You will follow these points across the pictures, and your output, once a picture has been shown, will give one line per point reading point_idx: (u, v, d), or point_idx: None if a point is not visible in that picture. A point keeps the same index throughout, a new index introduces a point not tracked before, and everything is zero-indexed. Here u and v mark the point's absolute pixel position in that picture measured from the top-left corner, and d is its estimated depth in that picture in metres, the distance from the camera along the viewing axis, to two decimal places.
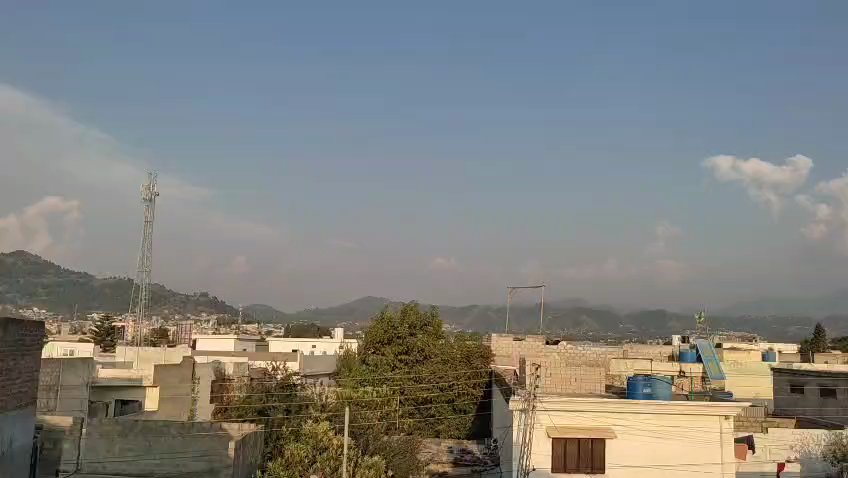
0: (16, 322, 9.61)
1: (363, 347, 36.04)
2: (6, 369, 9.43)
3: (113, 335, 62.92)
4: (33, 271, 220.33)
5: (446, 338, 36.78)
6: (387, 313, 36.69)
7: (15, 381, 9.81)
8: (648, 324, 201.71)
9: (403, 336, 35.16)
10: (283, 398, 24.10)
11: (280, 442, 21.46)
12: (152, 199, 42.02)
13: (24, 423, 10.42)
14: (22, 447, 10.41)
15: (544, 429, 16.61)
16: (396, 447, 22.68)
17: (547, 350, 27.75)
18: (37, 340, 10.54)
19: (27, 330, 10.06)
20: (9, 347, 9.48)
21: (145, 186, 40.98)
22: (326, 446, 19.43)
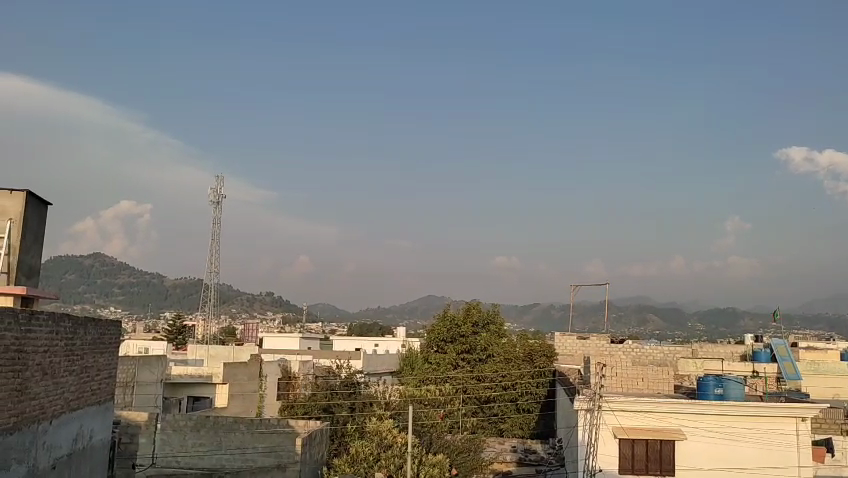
0: (95, 321, 10.05)
1: (426, 346, 36.19)
2: (86, 366, 9.87)
3: (185, 335, 65.00)
4: (109, 274, 229.99)
5: (509, 337, 36.53)
6: (450, 311, 36.68)
7: (95, 378, 10.27)
8: (719, 323, 195.14)
9: (466, 335, 35.10)
10: (347, 396, 24.54)
11: (345, 440, 21.77)
12: (220, 201, 43.31)
13: (103, 419, 10.90)
14: (101, 441, 10.88)
15: (610, 429, 16.28)
16: (460, 446, 22.64)
17: (612, 349, 27.30)
18: (115, 340, 11.01)
19: (106, 329, 10.54)
20: (89, 346, 9.93)
21: (213, 190, 42.34)
22: (390, 444, 19.55)
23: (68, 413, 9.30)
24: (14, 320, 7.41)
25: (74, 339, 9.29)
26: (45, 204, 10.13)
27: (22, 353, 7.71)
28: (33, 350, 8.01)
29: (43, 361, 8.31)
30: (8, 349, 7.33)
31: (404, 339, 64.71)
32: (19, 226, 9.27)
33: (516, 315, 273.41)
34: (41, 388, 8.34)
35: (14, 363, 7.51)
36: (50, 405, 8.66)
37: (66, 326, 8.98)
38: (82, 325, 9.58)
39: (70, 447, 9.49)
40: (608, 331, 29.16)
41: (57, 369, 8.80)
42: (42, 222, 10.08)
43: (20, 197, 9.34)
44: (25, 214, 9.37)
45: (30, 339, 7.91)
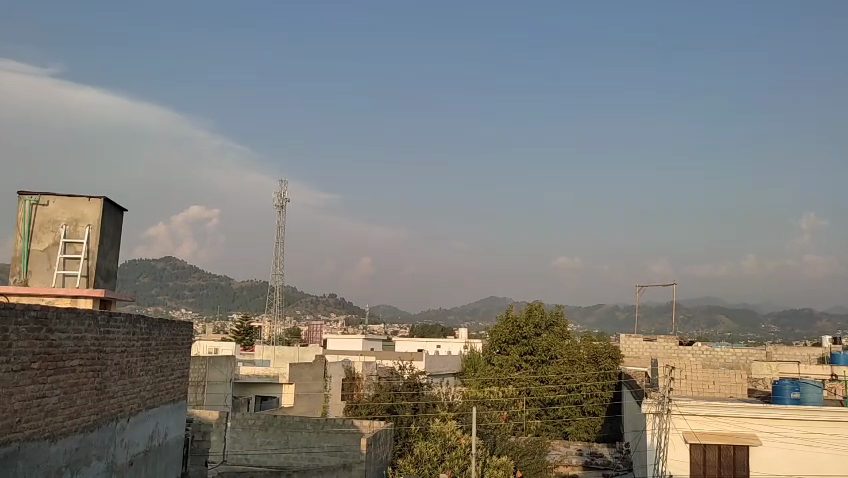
0: (168, 323, 10.39)
1: (488, 347, 35.82)
2: (160, 366, 10.22)
3: (252, 336, 66.61)
4: (180, 277, 237.95)
5: (573, 338, 35.88)
6: (512, 312, 36.29)
7: (169, 378, 10.62)
8: (794, 324, 187.27)
9: (529, 336, 34.57)
10: (410, 397, 24.65)
11: (409, 440, 21.88)
12: (283, 206, 44.28)
13: (177, 417, 11.26)
14: (175, 439, 11.24)
15: (680, 434, 15.82)
16: (525, 448, 22.49)
17: (680, 351, 26.57)
18: (187, 340, 11.36)
19: (178, 330, 10.88)
20: (163, 346, 10.28)
21: (277, 194, 43.36)
22: (453, 445, 19.53)
23: (144, 411, 9.65)
24: (93, 322, 7.74)
25: (149, 340, 9.64)
26: (121, 210, 10.54)
27: (101, 353, 8.03)
28: (111, 350, 8.35)
29: (120, 361, 8.65)
30: (88, 349, 7.66)
31: (466, 340, 64.48)
32: (97, 232, 9.69)
33: (579, 316, 269.23)
34: (119, 387, 8.68)
35: (94, 362, 7.83)
36: (127, 403, 8.99)
37: (142, 328, 9.34)
38: (157, 326, 9.92)
39: (145, 444, 9.83)
40: (675, 332, 28.40)
41: (133, 369, 9.15)
42: (117, 228, 10.49)
43: (98, 204, 9.75)
44: (102, 220, 9.77)
45: (109, 339, 8.24)
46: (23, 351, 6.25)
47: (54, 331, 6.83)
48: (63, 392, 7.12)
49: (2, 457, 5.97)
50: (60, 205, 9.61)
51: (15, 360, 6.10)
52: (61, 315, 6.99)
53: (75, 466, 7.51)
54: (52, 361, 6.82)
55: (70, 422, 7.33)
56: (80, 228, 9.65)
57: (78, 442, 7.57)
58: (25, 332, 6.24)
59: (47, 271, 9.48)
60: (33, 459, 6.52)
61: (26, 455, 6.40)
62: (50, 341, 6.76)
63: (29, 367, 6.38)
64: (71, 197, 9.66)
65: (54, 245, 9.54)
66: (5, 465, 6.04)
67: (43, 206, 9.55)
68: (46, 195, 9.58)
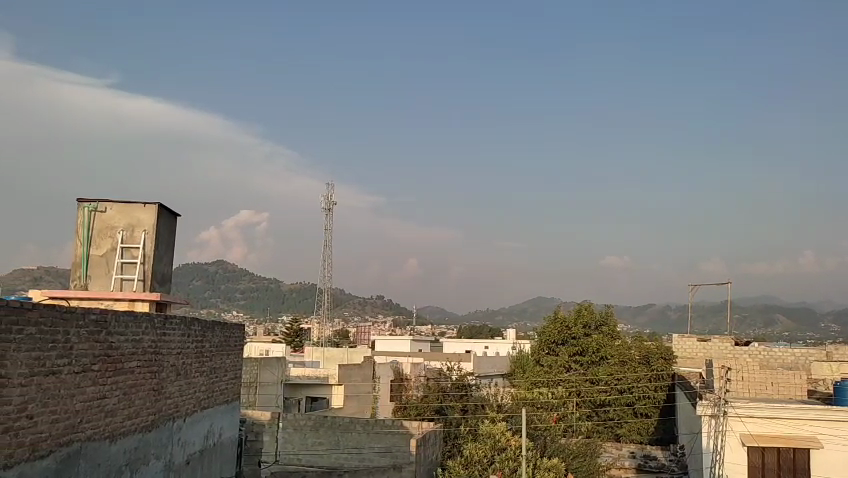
0: (221, 325, 10.62)
1: (537, 348, 35.41)
2: (215, 367, 10.45)
3: (302, 338, 67.42)
4: (231, 280, 242.79)
5: (624, 339, 35.22)
6: (560, 313, 35.81)
7: (222, 379, 10.85)
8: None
9: (578, 337, 34.02)
10: (459, 398, 24.64)
11: (459, 442, 21.84)
12: (331, 208, 44.73)
13: (231, 417, 11.48)
14: (229, 439, 11.46)
15: (737, 437, 15.39)
16: (576, 450, 22.27)
17: (737, 352, 25.87)
18: (239, 342, 11.59)
19: (231, 332, 11.11)
20: (216, 348, 10.50)
21: (325, 197, 43.85)
22: (503, 447, 19.40)
23: (199, 412, 9.88)
24: (150, 324, 7.96)
25: (203, 341, 9.86)
26: (175, 215, 10.77)
27: (158, 355, 8.26)
28: (168, 352, 8.57)
29: (176, 363, 8.89)
30: (145, 351, 7.87)
31: (515, 341, 63.83)
32: (152, 237, 9.95)
33: (630, 317, 264.50)
34: (175, 388, 8.90)
35: (151, 363, 8.04)
36: (184, 403, 9.22)
37: (196, 330, 9.55)
38: (211, 329, 10.15)
39: (201, 443, 10.06)
40: (730, 333, 27.64)
41: (189, 370, 9.38)
42: (171, 232, 10.74)
43: (153, 210, 9.99)
44: (157, 226, 10.02)
45: (165, 341, 8.46)
46: (84, 352, 6.47)
47: (113, 333, 7.04)
48: (123, 393, 7.35)
49: (66, 455, 6.19)
50: (117, 211, 9.90)
51: (76, 361, 6.31)
52: (120, 318, 7.20)
53: (135, 464, 7.73)
54: (112, 363, 7.04)
55: (129, 422, 7.54)
56: (136, 233, 9.91)
57: (137, 442, 7.79)
58: (86, 334, 6.46)
59: (105, 276, 9.83)
60: (94, 458, 6.73)
61: (88, 454, 6.62)
62: (110, 343, 6.98)
63: (91, 369, 6.60)
64: (128, 203, 9.93)
65: (112, 250, 9.85)
66: (68, 463, 6.26)
67: (101, 213, 9.86)
68: (104, 202, 9.87)
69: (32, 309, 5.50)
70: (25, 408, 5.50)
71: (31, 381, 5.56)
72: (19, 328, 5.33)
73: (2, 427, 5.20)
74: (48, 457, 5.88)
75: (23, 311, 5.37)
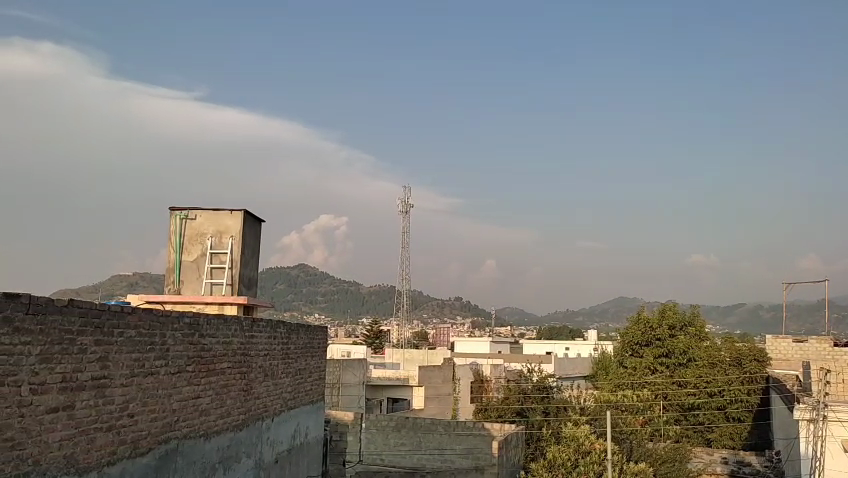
0: (305, 327, 10.88)
1: (619, 350, 34.46)
2: (300, 368, 10.73)
3: (382, 340, 68.18)
4: (312, 283, 248.55)
5: (712, 340, 33.91)
6: (644, 313, 34.68)
7: (307, 380, 11.11)
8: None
9: (663, 338, 32.85)
10: (540, 400, 24.42)
11: (541, 444, 21.59)
12: (407, 211, 45.14)
13: (316, 417, 11.74)
14: (315, 438, 11.73)
15: (839, 443, 14.51)
16: (664, 455, 21.62)
17: (838, 356, 24.45)
18: (322, 344, 11.84)
19: (314, 334, 11.38)
20: (301, 349, 10.77)
21: (402, 200, 44.34)
22: (587, 450, 19.09)
23: (286, 411, 10.15)
24: (239, 326, 8.25)
25: (288, 343, 10.13)
26: (260, 221, 11.12)
27: (246, 356, 8.54)
28: (256, 353, 8.86)
29: (264, 364, 9.17)
30: (235, 353, 8.16)
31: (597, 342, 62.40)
32: (239, 243, 10.29)
33: (719, 317, 254.19)
34: (263, 388, 9.19)
35: (241, 364, 8.34)
36: (272, 404, 9.51)
37: (282, 332, 9.84)
38: (295, 330, 10.42)
39: (289, 443, 10.33)
40: (829, 333, 26.07)
41: (276, 371, 9.66)
42: (256, 238, 11.09)
43: (239, 216, 10.33)
44: (243, 232, 10.36)
45: (253, 343, 8.75)
46: (180, 354, 6.78)
47: (205, 335, 7.33)
48: (215, 393, 7.64)
49: (164, 452, 6.49)
50: (206, 219, 10.30)
51: (172, 362, 6.61)
52: (211, 321, 7.50)
53: (227, 461, 8.03)
54: (204, 364, 7.33)
55: (221, 421, 7.82)
56: (224, 239, 10.29)
57: (230, 440, 8.08)
58: (180, 336, 6.75)
59: (196, 281, 10.27)
60: (189, 455, 7.03)
61: (184, 451, 6.91)
62: (203, 345, 7.28)
63: (186, 370, 6.90)
64: (216, 211, 10.32)
65: (202, 256, 10.28)
66: (166, 460, 6.56)
67: (191, 221, 10.29)
68: (193, 210, 10.30)
69: (132, 313, 5.80)
70: (127, 407, 5.79)
71: (132, 382, 5.85)
72: (120, 331, 5.62)
73: (106, 425, 5.49)
74: (147, 454, 6.17)
75: (124, 314, 5.66)
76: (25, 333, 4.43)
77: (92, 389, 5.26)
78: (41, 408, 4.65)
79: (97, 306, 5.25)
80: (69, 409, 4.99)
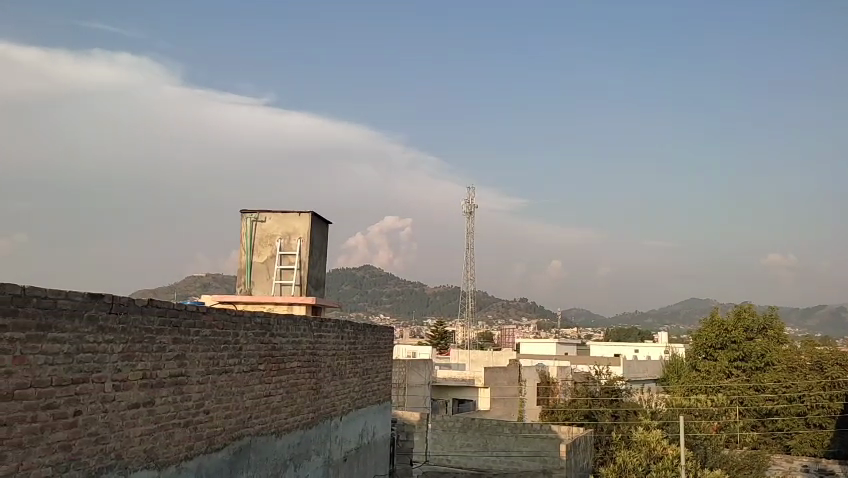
0: (372, 328, 11.01)
1: (692, 352, 33.39)
2: (367, 368, 10.86)
3: (447, 341, 68.26)
4: (377, 284, 251.16)
5: (791, 343, 32.45)
6: (717, 315, 33.50)
7: (374, 380, 11.24)
8: None
9: (739, 341, 31.72)
10: (609, 403, 23.92)
11: (611, 448, 21.20)
12: (472, 211, 45.06)
13: (382, 417, 11.85)
14: (382, 438, 11.84)
15: None
16: (741, 462, 20.98)
17: None
18: (389, 344, 11.94)
19: (381, 334, 11.48)
20: (368, 349, 10.90)
21: (466, 201, 44.30)
22: (660, 456, 18.61)
23: (354, 411, 10.28)
24: (308, 326, 8.41)
25: (355, 343, 10.26)
26: (327, 222, 11.30)
27: (315, 355, 8.70)
28: (324, 353, 9.00)
29: (332, 364, 9.32)
30: (304, 352, 8.31)
31: (668, 344, 60.67)
32: (307, 245, 10.49)
33: (798, 320, 243.06)
34: (332, 388, 9.34)
35: (310, 364, 8.50)
36: (340, 403, 9.66)
37: (349, 332, 9.97)
38: (362, 331, 10.55)
39: (357, 441, 10.47)
40: None
41: (343, 371, 9.80)
42: (324, 239, 11.29)
43: (307, 218, 10.53)
44: (311, 234, 10.55)
45: (321, 342, 8.90)
46: (252, 353, 6.95)
47: (276, 335, 7.51)
48: (285, 392, 7.80)
49: (238, 448, 6.67)
50: (276, 221, 10.55)
51: (245, 361, 6.79)
52: (282, 321, 7.67)
53: (298, 459, 8.20)
54: (275, 363, 7.50)
55: (292, 419, 7.99)
56: (292, 241, 10.51)
57: (300, 438, 8.25)
58: (252, 336, 6.92)
59: (267, 282, 10.51)
60: (262, 452, 7.20)
61: (258, 447, 7.10)
62: (274, 344, 7.45)
63: (258, 368, 7.08)
64: (285, 213, 10.55)
65: (272, 258, 10.52)
66: (240, 456, 6.74)
67: (261, 223, 10.55)
68: (263, 213, 10.56)
69: (207, 313, 5.98)
70: (202, 404, 5.98)
71: (207, 380, 6.04)
72: (195, 330, 5.81)
73: (183, 421, 5.67)
74: (222, 449, 6.36)
75: (199, 314, 5.84)
76: (108, 332, 4.63)
77: (170, 386, 5.45)
78: (123, 404, 4.85)
79: (175, 306, 5.44)
80: (149, 406, 5.18)
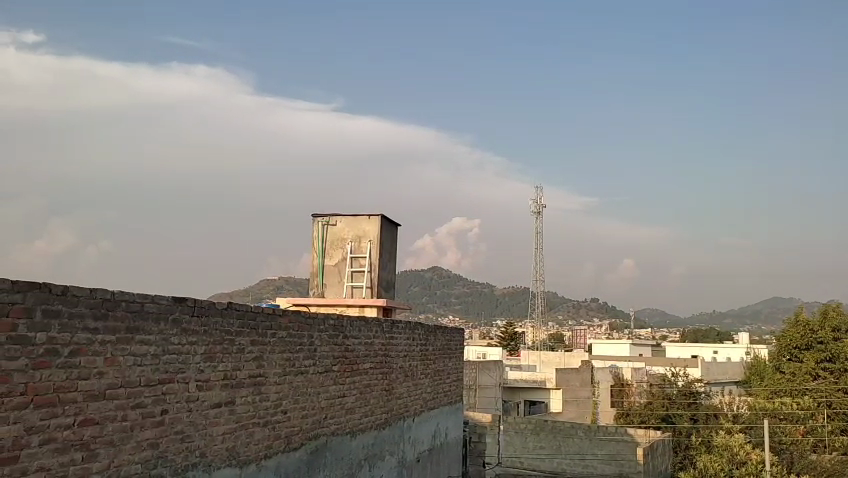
0: (442, 329, 11.02)
1: (776, 354, 32.03)
2: (439, 369, 10.89)
3: (517, 341, 67.81)
4: (446, 285, 251.64)
5: None
6: (802, 315, 31.96)
7: (446, 381, 11.25)
8: None
9: (826, 341, 30.17)
10: (687, 406, 23.25)
11: (691, 453, 20.56)
12: (540, 211, 44.54)
13: (455, 418, 11.84)
14: (455, 439, 11.83)
15: None
16: (830, 468, 20.09)
17: None
18: (459, 345, 11.92)
19: (452, 336, 11.48)
20: (439, 350, 10.92)
21: (534, 201, 43.87)
22: (743, 461, 17.96)
23: (426, 411, 10.33)
24: (380, 328, 8.49)
25: (426, 344, 10.30)
26: (396, 224, 11.38)
27: (387, 357, 8.77)
28: (396, 354, 9.07)
29: (404, 365, 9.38)
30: (377, 354, 8.40)
31: (749, 344, 58.31)
32: (377, 247, 10.60)
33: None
34: (404, 389, 9.40)
35: (382, 365, 8.57)
36: (413, 404, 9.71)
37: (420, 333, 10.01)
38: (433, 332, 10.57)
39: (430, 442, 10.49)
40: None
41: (415, 373, 9.85)
42: (393, 241, 11.37)
43: (376, 221, 10.63)
44: (381, 236, 10.65)
45: (393, 344, 8.97)
46: (326, 354, 7.07)
47: (349, 336, 7.62)
48: (359, 392, 7.90)
49: (315, 448, 6.80)
50: (346, 224, 10.70)
51: (320, 362, 6.91)
52: (355, 323, 7.77)
53: (373, 459, 8.29)
54: (349, 364, 7.62)
55: (366, 420, 8.08)
56: (363, 244, 10.64)
57: (374, 438, 8.33)
58: (326, 337, 7.04)
59: (338, 284, 10.69)
60: (338, 451, 7.32)
61: (333, 447, 7.22)
62: (347, 345, 7.56)
63: (332, 369, 7.20)
64: (355, 216, 10.69)
65: (343, 261, 10.68)
66: (316, 455, 6.87)
67: (332, 226, 10.74)
68: (334, 216, 10.74)
69: (283, 315, 6.12)
70: (280, 404, 6.13)
71: (284, 381, 6.18)
72: (273, 332, 5.96)
73: (263, 420, 5.83)
74: (300, 448, 6.49)
75: (275, 317, 5.98)
76: (192, 334, 4.80)
77: (249, 387, 5.60)
78: (206, 404, 5.01)
79: (253, 309, 5.59)
80: (230, 405, 5.34)
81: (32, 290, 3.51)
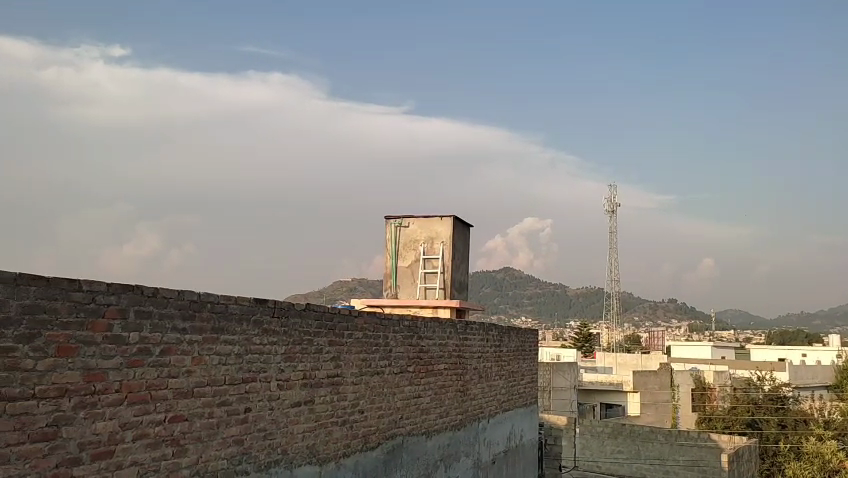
0: (516, 330, 10.94)
1: None
2: (513, 370, 10.81)
3: (591, 342, 66.35)
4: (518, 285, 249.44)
5: None
6: None
7: (521, 381, 11.17)
8: None
9: None
10: (774, 411, 22.24)
11: (779, 460, 19.66)
12: (614, 210, 43.57)
13: (530, 419, 11.74)
14: (530, 441, 11.72)
15: None
16: None
17: None
18: (533, 346, 11.79)
19: (526, 336, 11.39)
20: (513, 351, 10.85)
21: (608, 199, 42.95)
22: (836, 470, 17.12)
23: (501, 413, 10.27)
24: (454, 329, 8.50)
25: (501, 345, 10.25)
26: (468, 225, 11.37)
27: (462, 358, 8.77)
28: (471, 355, 9.08)
29: (478, 366, 9.36)
30: (451, 354, 8.41)
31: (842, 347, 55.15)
32: (450, 248, 10.61)
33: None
34: (479, 390, 9.37)
35: (457, 366, 8.58)
36: (487, 405, 9.67)
37: (494, 334, 9.97)
38: (507, 333, 10.51)
39: (505, 444, 10.43)
40: None
41: (490, 373, 9.81)
42: (465, 242, 11.37)
43: (449, 222, 10.63)
44: (453, 237, 10.65)
45: (467, 345, 8.97)
46: (401, 355, 7.13)
47: (423, 337, 7.66)
48: (434, 393, 7.94)
49: (391, 447, 6.87)
50: (419, 226, 10.76)
51: (395, 362, 6.98)
52: (429, 323, 7.81)
53: (448, 459, 8.31)
54: (424, 365, 7.66)
55: (441, 420, 8.10)
56: (435, 245, 10.67)
57: (449, 439, 8.34)
58: (401, 338, 7.11)
59: (412, 285, 10.78)
60: (414, 451, 7.38)
61: (409, 447, 7.27)
62: (422, 346, 7.61)
63: (407, 369, 7.26)
64: (427, 217, 10.73)
65: (416, 262, 10.75)
66: (393, 454, 6.94)
67: (405, 228, 10.82)
68: (407, 218, 10.81)
69: (359, 316, 6.20)
70: (357, 403, 6.22)
71: (361, 381, 6.28)
72: (349, 332, 6.06)
73: (341, 420, 5.93)
74: (376, 448, 6.57)
75: (352, 318, 6.08)
76: (272, 334, 4.94)
77: (327, 386, 5.71)
78: (287, 402, 5.14)
79: (330, 310, 5.70)
80: (310, 404, 5.46)
81: (126, 291, 3.69)
